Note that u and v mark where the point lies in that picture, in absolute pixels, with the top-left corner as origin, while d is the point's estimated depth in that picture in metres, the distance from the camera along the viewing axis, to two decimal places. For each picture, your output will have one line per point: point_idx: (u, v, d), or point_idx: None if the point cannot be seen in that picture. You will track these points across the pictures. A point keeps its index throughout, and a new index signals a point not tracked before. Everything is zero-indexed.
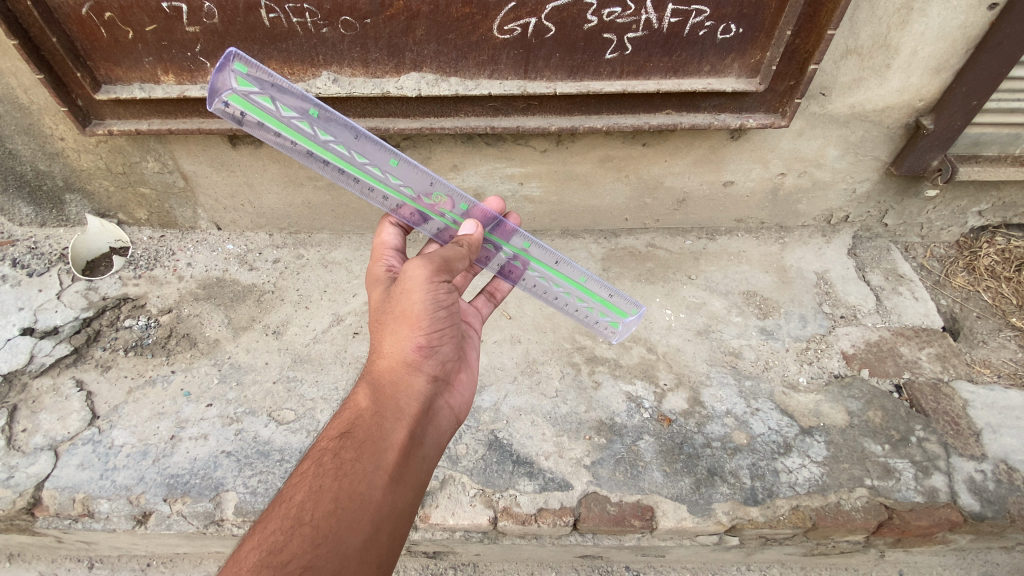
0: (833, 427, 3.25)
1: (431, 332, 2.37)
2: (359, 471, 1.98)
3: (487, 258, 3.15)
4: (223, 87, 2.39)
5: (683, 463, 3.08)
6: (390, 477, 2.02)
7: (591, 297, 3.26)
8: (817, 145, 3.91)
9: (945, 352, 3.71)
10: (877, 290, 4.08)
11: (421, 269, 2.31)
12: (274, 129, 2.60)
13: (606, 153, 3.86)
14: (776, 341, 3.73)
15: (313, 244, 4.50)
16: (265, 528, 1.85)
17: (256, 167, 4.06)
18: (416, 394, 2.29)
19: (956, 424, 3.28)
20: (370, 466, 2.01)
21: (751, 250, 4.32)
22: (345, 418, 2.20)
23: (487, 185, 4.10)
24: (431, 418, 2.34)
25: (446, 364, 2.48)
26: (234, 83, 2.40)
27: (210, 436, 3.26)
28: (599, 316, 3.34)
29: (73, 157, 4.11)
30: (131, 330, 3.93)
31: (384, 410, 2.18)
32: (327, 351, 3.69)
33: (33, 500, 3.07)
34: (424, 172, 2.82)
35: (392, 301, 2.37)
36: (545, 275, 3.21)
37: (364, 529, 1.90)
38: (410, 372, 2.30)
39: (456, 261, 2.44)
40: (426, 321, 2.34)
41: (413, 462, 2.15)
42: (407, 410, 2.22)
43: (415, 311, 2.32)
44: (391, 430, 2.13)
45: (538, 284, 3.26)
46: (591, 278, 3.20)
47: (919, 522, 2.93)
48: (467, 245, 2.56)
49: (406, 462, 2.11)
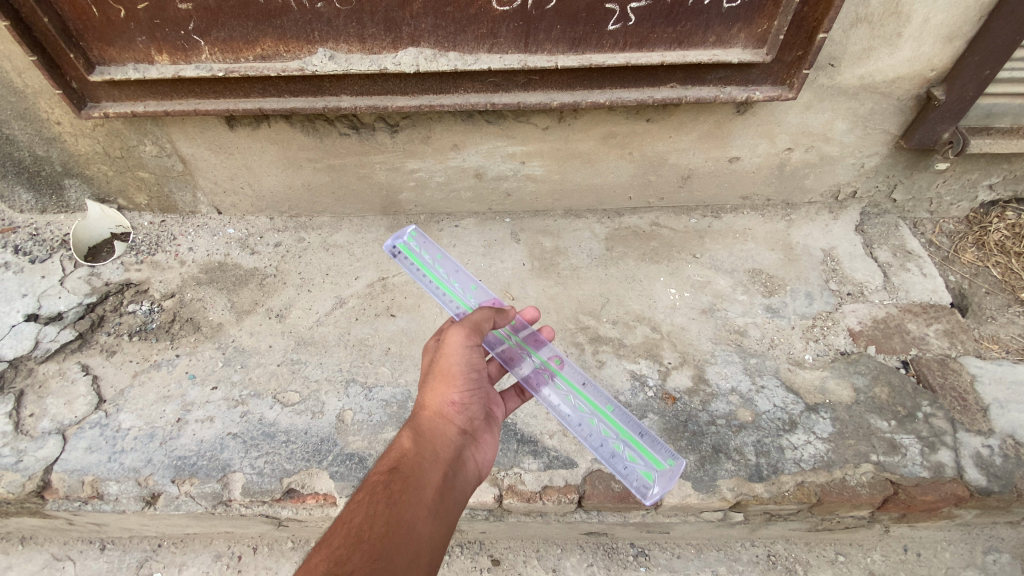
0: (839, 403, 3.23)
1: (466, 386, 2.50)
2: (406, 501, 1.98)
3: (516, 361, 2.98)
4: (401, 239, 3.75)
5: (688, 441, 3.07)
6: (435, 512, 2.01)
7: (618, 431, 2.77)
8: (825, 119, 3.83)
9: (953, 328, 3.67)
10: (885, 267, 4.03)
11: (457, 331, 2.54)
12: (411, 265, 3.58)
13: (610, 129, 3.79)
14: (782, 318, 3.69)
15: (314, 227, 4.46)
16: (321, 549, 1.79)
17: (255, 149, 4.01)
18: (449, 442, 2.34)
19: (964, 400, 3.25)
20: (416, 499, 2.01)
21: (757, 228, 4.26)
22: (389, 459, 2.20)
23: (488, 164, 4.04)
24: (464, 467, 2.35)
25: (478, 420, 2.55)
26: (406, 239, 3.74)
27: (216, 419, 3.28)
28: (627, 460, 2.67)
29: (71, 142, 4.07)
30: (135, 315, 3.93)
31: (425, 452, 2.23)
32: (330, 333, 3.68)
33: (43, 483, 3.10)
34: (490, 295, 3.29)
35: (431, 362, 2.54)
36: (571, 394, 2.91)
37: (411, 553, 1.84)
38: (446, 421, 2.39)
39: (486, 323, 2.65)
40: (461, 374, 2.49)
41: (449, 501, 2.14)
42: (442, 456, 2.27)
43: (451, 367, 2.48)
44: (430, 468, 2.18)
45: (561, 404, 2.87)
46: (619, 408, 2.88)
47: (925, 497, 2.92)
48: (506, 314, 2.75)
49: (445, 500, 2.10)
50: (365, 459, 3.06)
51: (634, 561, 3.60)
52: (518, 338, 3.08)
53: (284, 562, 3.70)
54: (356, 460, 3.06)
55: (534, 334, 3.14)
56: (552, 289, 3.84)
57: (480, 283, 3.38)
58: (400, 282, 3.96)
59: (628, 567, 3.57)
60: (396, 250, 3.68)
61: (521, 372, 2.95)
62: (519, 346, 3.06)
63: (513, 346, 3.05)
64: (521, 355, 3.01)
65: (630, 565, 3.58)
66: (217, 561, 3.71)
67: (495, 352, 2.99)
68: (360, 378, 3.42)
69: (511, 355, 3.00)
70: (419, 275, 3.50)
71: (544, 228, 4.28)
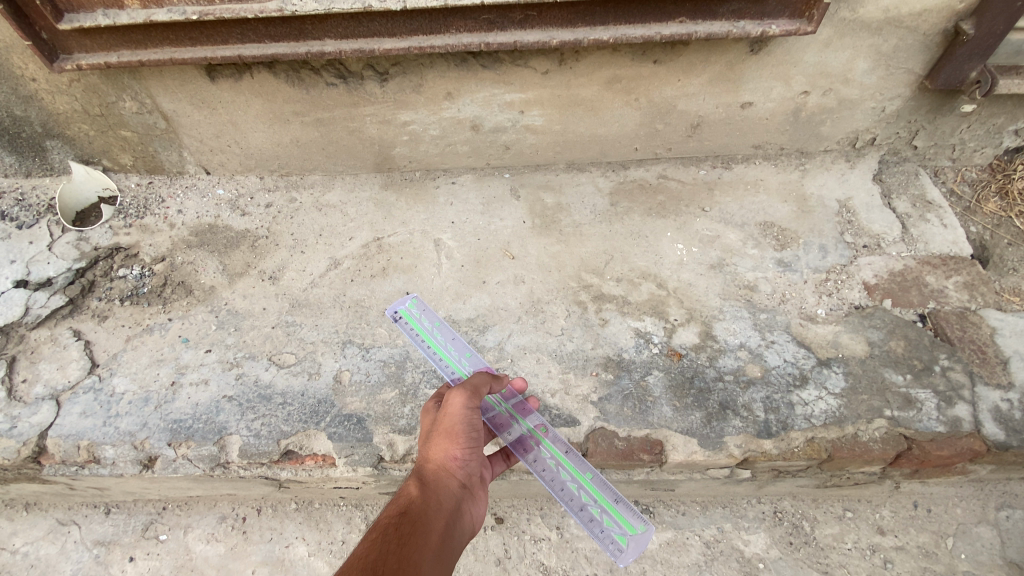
0: (852, 358, 3.11)
1: (472, 442, 2.38)
2: (415, 545, 1.88)
3: (504, 427, 2.84)
4: (404, 299, 3.46)
5: (694, 398, 2.97)
6: (443, 570, 1.89)
7: (598, 498, 2.72)
8: (845, 58, 3.56)
9: (973, 280, 3.50)
10: (903, 218, 3.83)
11: (460, 394, 2.44)
12: (410, 331, 3.29)
13: (614, 73, 3.56)
14: (794, 273, 3.53)
15: (306, 186, 4.30)
16: None
17: (239, 103, 3.82)
18: (452, 496, 2.23)
19: (982, 352, 3.12)
20: (423, 544, 1.91)
21: (769, 179, 4.05)
22: (394, 507, 2.10)
23: (485, 115, 3.83)
24: (463, 522, 2.23)
25: (476, 477, 2.44)
26: (407, 303, 3.44)
27: (211, 381, 3.21)
28: (605, 525, 2.64)
29: (48, 99, 3.88)
30: (125, 279, 3.83)
31: (431, 505, 2.11)
32: (324, 295, 3.56)
33: (39, 448, 3.07)
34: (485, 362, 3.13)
35: (433, 421, 2.44)
36: (556, 463, 2.80)
37: None
38: (449, 475, 2.28)
39: (485, 386, 2.58)
40: (467, 432, 2.38)
41: (451, 554, 2.02)
42: (445, 508, 2.15)
43: (455, 425, 2.37)
44: (436, 516, 2.08)
45: (546, 470, 2.76)
46: (600, 477, 2.80)
47: (940, 452, 2.83)
48: (503, 380, 2.69)
49: (448, 557, 1.99)
50: (364, 419, 2.99)
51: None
52: (506, 404, 2.93)
53: (290, 522, 3.72)
54: (354, 421, 2.98)
55: (521, 401, 2.97)
56: (553, 246, 3.69)
57: (473, 348, 3.20)
58: (396, 242, 3.82)
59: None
60: (397, 316, 3.39)
61: (510, 438, 2.82)
62: (508, 412, 2.92)
63: (501, 412, 2.90)
64: (510, 422, 2.86)
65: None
66: (222, 522, 3.76)
67: (484, 419, 2.87)
68: (356, 339, 3.32)
69: (500, 421, 2.86)
70: (415, 342, 3.24)
71: (545, 183, 4.09)
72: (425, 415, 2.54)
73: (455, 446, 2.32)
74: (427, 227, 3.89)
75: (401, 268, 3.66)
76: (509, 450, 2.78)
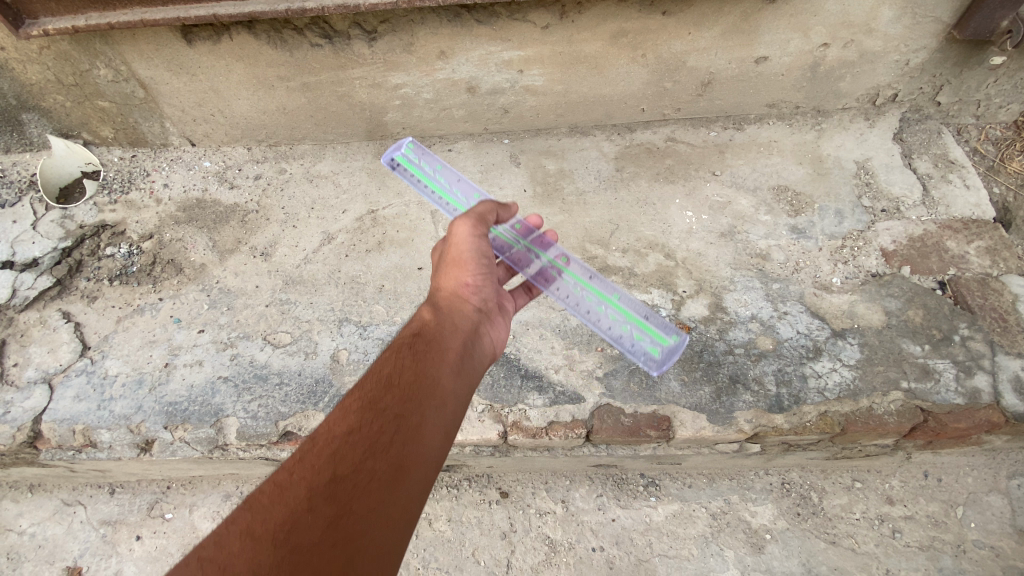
0: (868, 328, 2.99)
1: (484, 270, 2.35)
2: (428, 359, 1.92)
3: (524, 263, 2.82)
4: (399, 150, 3.35)
5: (703, 371, 2.87)
6: (459, 381, 1.93)
7: (627, 316, 2.72)
8: (869, 5, 3.29)
9: (996, 245, 3.31)
10: (924, 179, 3.62)
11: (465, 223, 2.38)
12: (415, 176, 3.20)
13: (620, 26, 3.31)
14: (808, 240, 3.37)
15: (295, 157, 4.11)
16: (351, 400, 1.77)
17: (219, 68, 3.59)
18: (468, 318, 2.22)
19: (1004, 321, 2.98)
20: (437, 359, 1.94)
21: (783, 140, 3.83)
22: (409, 328, 2.11)
23: (482, 75, 3.60)
24: (481, 340, 2.22)
25: (493, 301, 2.41)
26: (405, 150, 3.34)
27: (206, 362, 3.13)
28: (634, 339, 2.66)
29: (19, 69, 3.66)
30: (113, 258, 3.69)
31: (446, 327, 2.11)
32: (319, 271, 3.43)
33: (34, 433, 3.02)
34: None
35: (442, 250, 2.41)
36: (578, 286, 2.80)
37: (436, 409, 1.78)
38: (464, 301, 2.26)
39: (490, 213, 2.52)
40: (477, 259, 2.34)
41: (468, 366, 2.04)
42: (462, 328, 2.14)
43: (464, 254, 2.33)
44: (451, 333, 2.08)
45: (569, 295, 2.77)
46: (625, 296, 2.82)
47: (957, 425, 2.73)
48: (509, 209, 2.68)
49: (466, 372, 2.02)
50: None
51: (645, 491, 3.55)
52: (522, 243, 2.89)
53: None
54: None
55: (539, 236, 2.97)
56: (556, 216, 3.52)
57: None
58: (391, 214, 3.65)
59: (639, 497, 3.54)
60: (394, 162, 3.30)
61: (529, 272, 2.80)
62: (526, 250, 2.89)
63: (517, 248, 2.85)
64: (528, 257, 2.84)
65: (641, 495, 3.53)
66: (226, 500, 3.76)
67: (502, 258, 2.82)
68: (353, 316, 3.21)
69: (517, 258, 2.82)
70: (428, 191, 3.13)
71: (546, 149, 3.88)
72: (433, 249, 2.51)
73: (468, 271, 2.32)
74: (423, 197, 3.71)
75: (397, 242, 3.51)
76: (530, 282, 2.75)
